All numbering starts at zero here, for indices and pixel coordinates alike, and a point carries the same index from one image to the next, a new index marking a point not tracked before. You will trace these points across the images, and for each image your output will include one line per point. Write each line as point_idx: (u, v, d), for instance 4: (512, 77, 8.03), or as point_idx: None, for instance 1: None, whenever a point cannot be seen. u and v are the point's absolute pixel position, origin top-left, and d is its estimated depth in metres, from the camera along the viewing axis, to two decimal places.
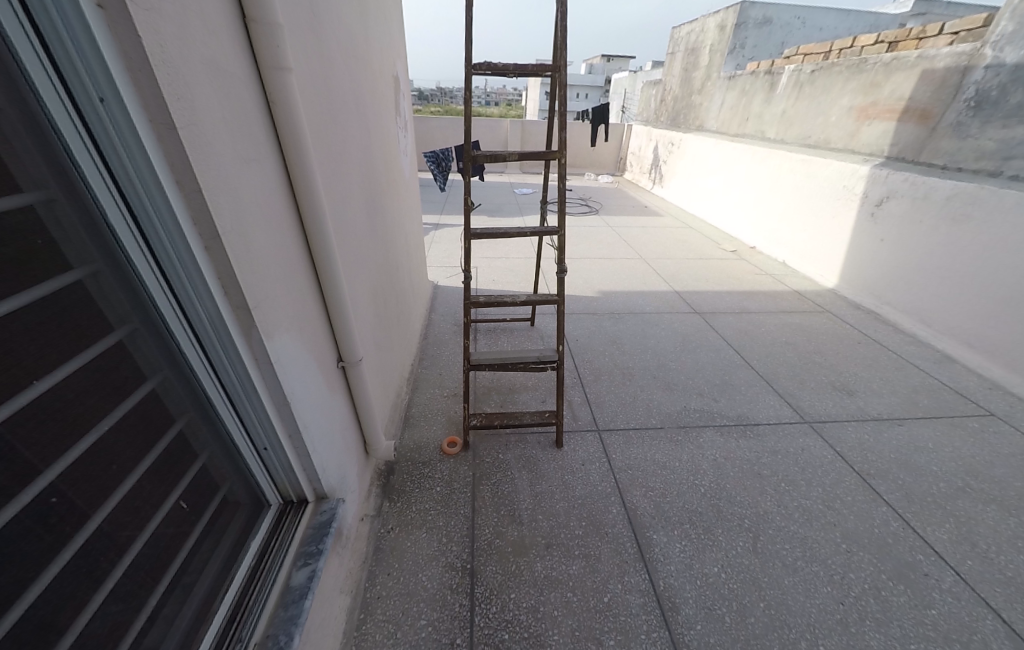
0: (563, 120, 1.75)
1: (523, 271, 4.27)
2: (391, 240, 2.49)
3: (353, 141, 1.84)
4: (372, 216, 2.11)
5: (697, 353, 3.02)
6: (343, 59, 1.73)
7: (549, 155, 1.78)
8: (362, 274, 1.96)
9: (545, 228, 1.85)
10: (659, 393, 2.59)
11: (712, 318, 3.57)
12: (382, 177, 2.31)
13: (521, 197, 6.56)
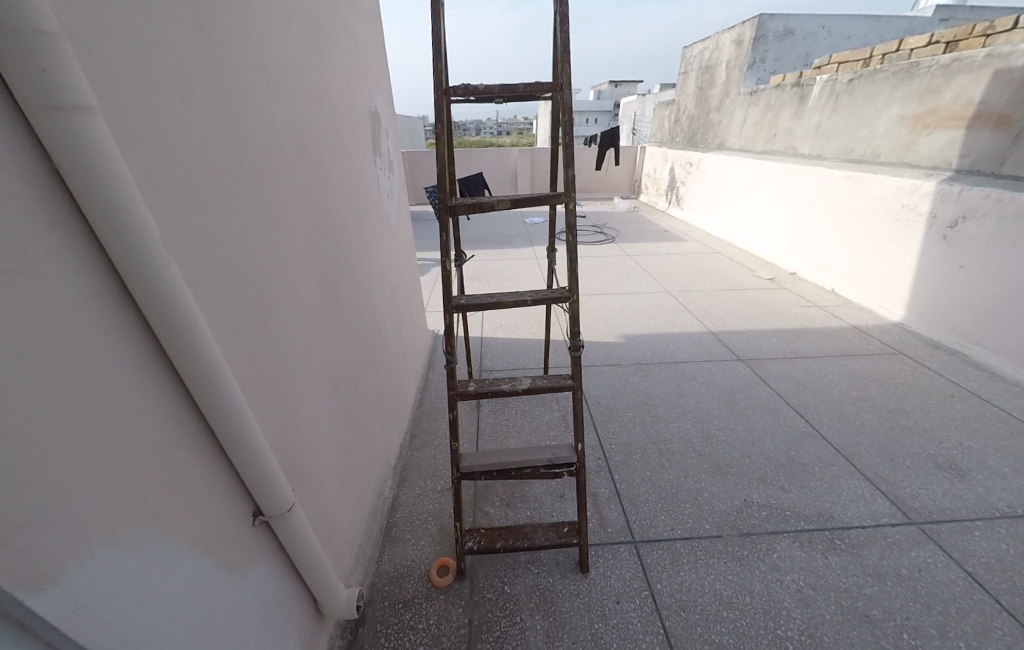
0: (566, 156, 1.27)
1: (534, 312, 3.79)
2: (375, 302, 2.02)
3: (313, 193, 1.41)
4: (346, 280, 1.65)
5: (748, 417, 2.44)
6: (291, 92, 1.31)
7: (550, 201, 1.29)
8: (332, 359, 1.49)
9: (552, 294, 1.35)
10: (709, 480, 2.01)
11: (760, 365, 2.99)
12: (362, 229, 1.87)
13: (531, 226, 6.12)
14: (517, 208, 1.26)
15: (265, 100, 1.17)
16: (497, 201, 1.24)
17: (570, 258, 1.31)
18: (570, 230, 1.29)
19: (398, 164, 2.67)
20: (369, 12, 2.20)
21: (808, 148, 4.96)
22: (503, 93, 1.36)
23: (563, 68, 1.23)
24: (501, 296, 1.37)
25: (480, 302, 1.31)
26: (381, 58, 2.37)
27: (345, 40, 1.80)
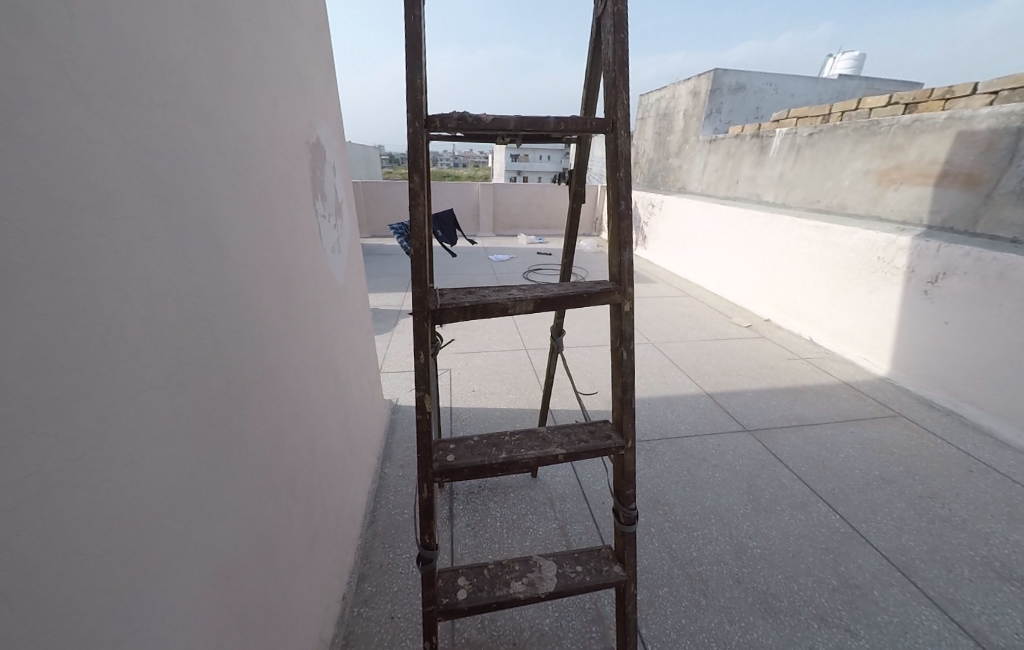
0: (617, 236, 0.86)
1: (512, 372, 3.01)
2: (310, 402, 1.46)
3: (209, 282, 0.88)
4: (263, 395, 1.10)
5: (779, 517, 2.02)
6: (179, 129, 0.80)
7: (593, 301, 0.86)
8: (227, 542, 0.92)
9: (596, 444, 0.87)
10: (761, 627, 1.57)
11: (770, 436, 2.61)
12: (296, 307, 1.33)
13: (496, 265, 5.66)
14: (544, 311, 0.86)
15: (107, 148, 0.65)
16: (515, 302, 0.85)
17: (622, 389, 0.88)
18: (623, 342, 0.88)
19: (349, 204, 2.13)
20: (313, 19, 1.70)
21: (772, 196, 4.94)
22: (521, 128, 0.89)
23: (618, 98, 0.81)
24: (516, 444, 0.88)
25: (482, 463, 0.83)
26: (328, 79, 1.86)
27: (281, 53, 1.30)
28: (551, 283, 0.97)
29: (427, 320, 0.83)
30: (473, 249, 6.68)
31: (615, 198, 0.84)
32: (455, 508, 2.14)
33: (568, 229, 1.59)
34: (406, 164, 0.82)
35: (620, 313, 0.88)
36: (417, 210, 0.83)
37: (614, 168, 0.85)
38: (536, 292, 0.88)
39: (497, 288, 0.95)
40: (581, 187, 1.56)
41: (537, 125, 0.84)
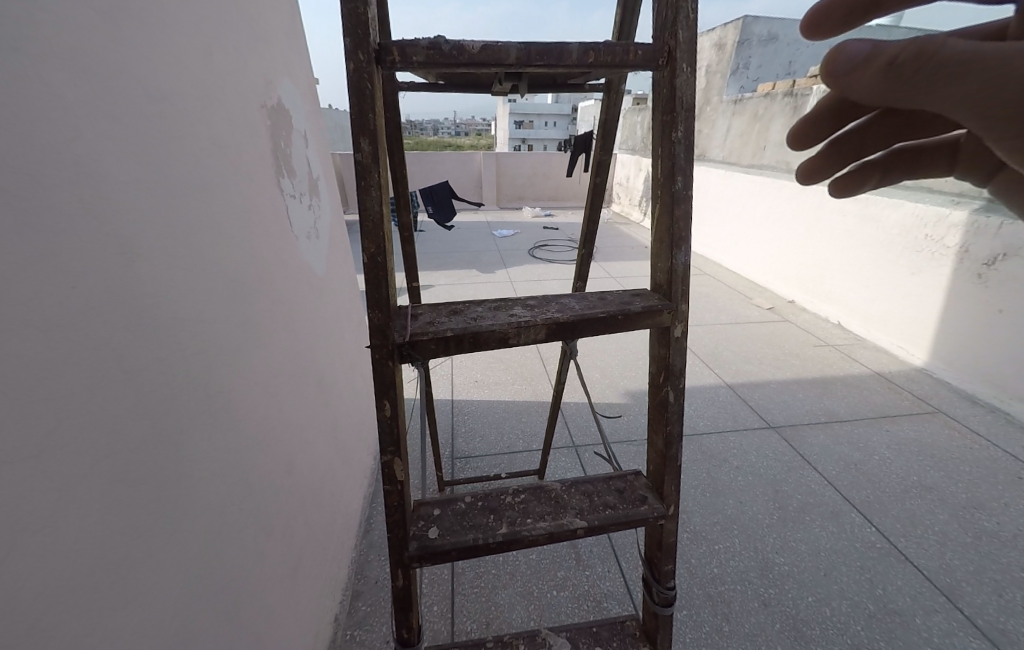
0: (671, 233, 0.72)
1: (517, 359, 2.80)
2: (281, 416, 1.29)
3: (98, 303, 0.70)
4: (206, 421, 0.95)
5: (809, 530, 1.85)
6: (28, 108, 0.61)
7: (632, 330, 0.69)
8: (162, 607, 0.78)
9: (628, 516, 0.73)
10: None
11: (796, 434, 2.42)
12: (249, 310, 1.16)
13: (502, 240, 5.36)
14: (560, 339, 0.69)
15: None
16: (524, 330, 0.67)
17: (664, 443, 0.74)
18: (670, 379, 0.73)
19: (329, 183, 1.92)
20: None
21: (803, 165, 4.53)
22: (521, 61, 0.66)
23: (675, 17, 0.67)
24: (521, 513, 0.75)
25: (472, 541, 0.69)
26: (289, 35, 1.60)
27: (207, 3, 1.07)
28: (568, 295, 0.80)
29: (388, 358, 0.64)
30: (479, 223, 6.38)
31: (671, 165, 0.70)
32: None
33: (588, 207, 1.33)
34: (350, 128, 0.60)
35: (667, 342, 0.72)
36: (367, 197, 0.62)
37: (669, 124, 0.71)
38: (544, 315, 0.69)
39: (492, 302, 0.77)
40: (605, 154, 1.31)
41: (566, 56, 0.66)
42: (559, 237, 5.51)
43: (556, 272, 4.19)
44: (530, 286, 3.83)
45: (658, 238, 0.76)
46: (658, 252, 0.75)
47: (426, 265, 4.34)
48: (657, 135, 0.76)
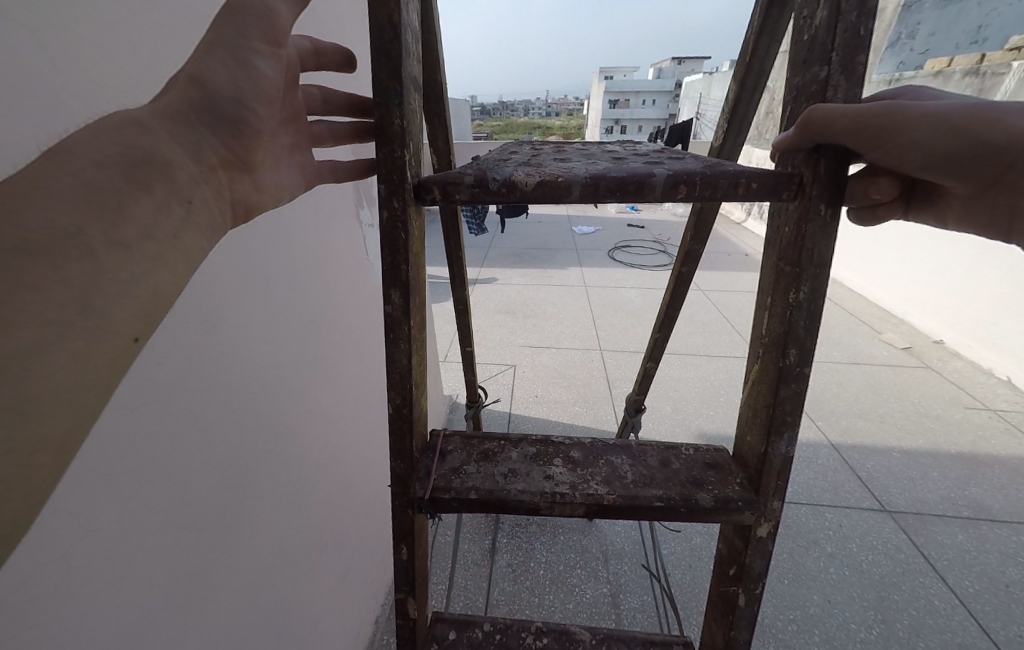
0: (767, 418, 0.60)
1: (581, 376, 2.52)
2: (341, 447, 1.31)
3: (182, 369, 0.70)
4: (275, 463, 0.96)
5: None
6: None
7: (693, 522, 0.58)
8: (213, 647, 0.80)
9: None
10: None
11: (917, 524, 1.94)
12: (322, 345, 1.17)
13: (580, 237, 5.05)
14: (602, 519, 0.60)
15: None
16: (557, 507, 0.60)
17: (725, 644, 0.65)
18: (742, 580, 0.62)
19: None
20: None
21: None
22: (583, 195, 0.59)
23: (821, 166, 0.54)
24: None
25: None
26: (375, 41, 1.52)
27: None
28: (620, 443, 0.70)
29: (409, 508, 0.63)
30: (559, 215, 6.10)
31: (784, 337, 0.57)
32: (499, 540, 1.93)
33: (667, 299, 1.02)
34: (381, 278, 0.60)
35: (746, 541, 0.61)
36: (395, 348, 0.61)
37: (791, 277, 0.57)
38: (585, 489, 0.61)
39: (531, 440, 0.72)
40: (700, 244, 0.95)
41: (643, 191, 0.57)
42: (642, 237, 5.04)
43: (635, 279, 3.84)
44: (606, 293, 3.53)
45: (751, 408, 0.63)
46: (751, 424, 0.63)
47: (498, 261, 4.22)
48: (769, 279, 0.62)
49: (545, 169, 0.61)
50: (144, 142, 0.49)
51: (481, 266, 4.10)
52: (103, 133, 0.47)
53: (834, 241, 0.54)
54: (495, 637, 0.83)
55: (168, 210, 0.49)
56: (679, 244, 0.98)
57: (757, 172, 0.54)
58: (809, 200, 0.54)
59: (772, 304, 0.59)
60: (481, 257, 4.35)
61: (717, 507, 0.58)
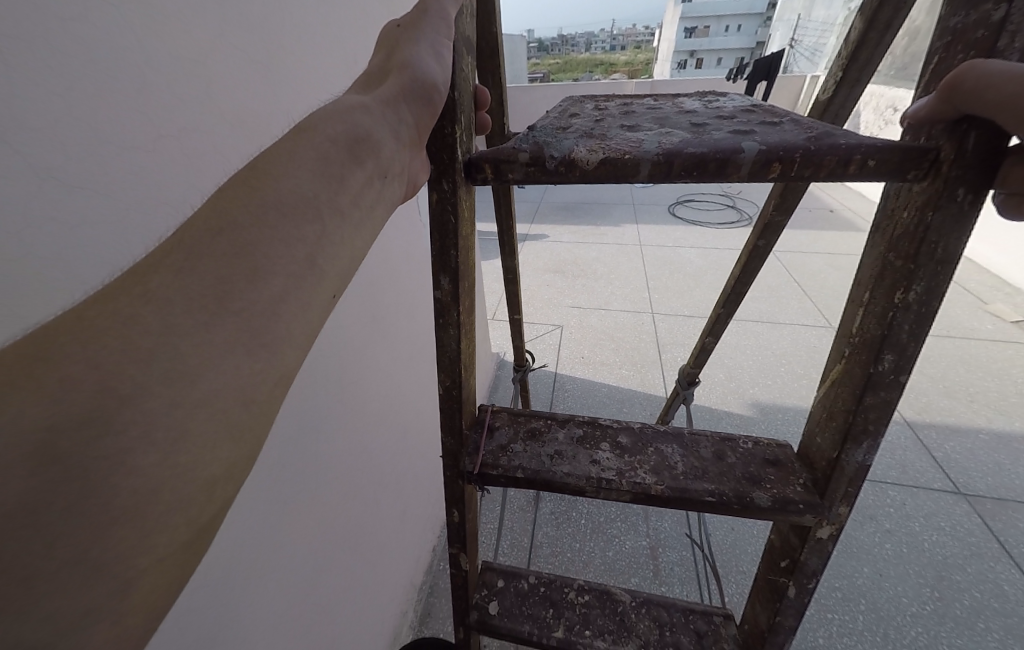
0: (843, 423, 0.53)
1: (630, 338, 2.51)
2: (398, 399, 1.46)
3: None
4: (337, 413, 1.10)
5: (978, 640, 1.45)
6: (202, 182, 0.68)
7: (745, 516, 0.62)
8: (294, 561, 0.99)
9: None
10: None
11: (991, 510, 1.82)
12: (378, 310, 1.28)
13: (639, 190, 4.79)
14: (648, 505, 0.66)
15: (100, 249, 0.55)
16: (603, 491, 0.66)
17: (769, 625, 0.72)
18: (795, 575, 0.67)
19: None
20: None
21: None
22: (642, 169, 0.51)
23: (972, 138, 0.41)
24: (581, 617, 0.91)
25: (527, 629, 0.88)
26: None
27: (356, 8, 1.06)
28: (672, 433, 0.74)
29: (458, 479, 0.73)
30: None
31: (879, 341, 0.48)
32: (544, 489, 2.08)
33: (738, 273, 0.93)
34: (431, 265, 0.64)
35: (804, 539, 0.63)
36: (445, 333, 0.67)
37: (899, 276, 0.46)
38: (632, 477, 0.66)
39: (577, 421, 0.77)
40: (785, 216, 0.80)
41: (728, 169, 0.49)
42: (708, 189, 4.68)
43: (697, 236, 3.63)
44: (662, 252, 3.38)
45: (826, 410, 0.55)
46: (822, 426, 0.56)
47: (550, 216, 4.14)
48: (866, 272, 0.51)
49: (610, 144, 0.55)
50: (366, 121, 0.57)
51: (532, 221, 4.04)
52: (334, 114, 0.56)
53: (967, 237, 0.42)
54: (539, 589, 0.95)
55: (370, 183, 0.56)
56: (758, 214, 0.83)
57: (879, 145, 0.44)
58: (945, 183, 0.43)
59: (867, 300, 0.50)
60: (535, 211, 4.28)
61: (774, 507, 0.61)
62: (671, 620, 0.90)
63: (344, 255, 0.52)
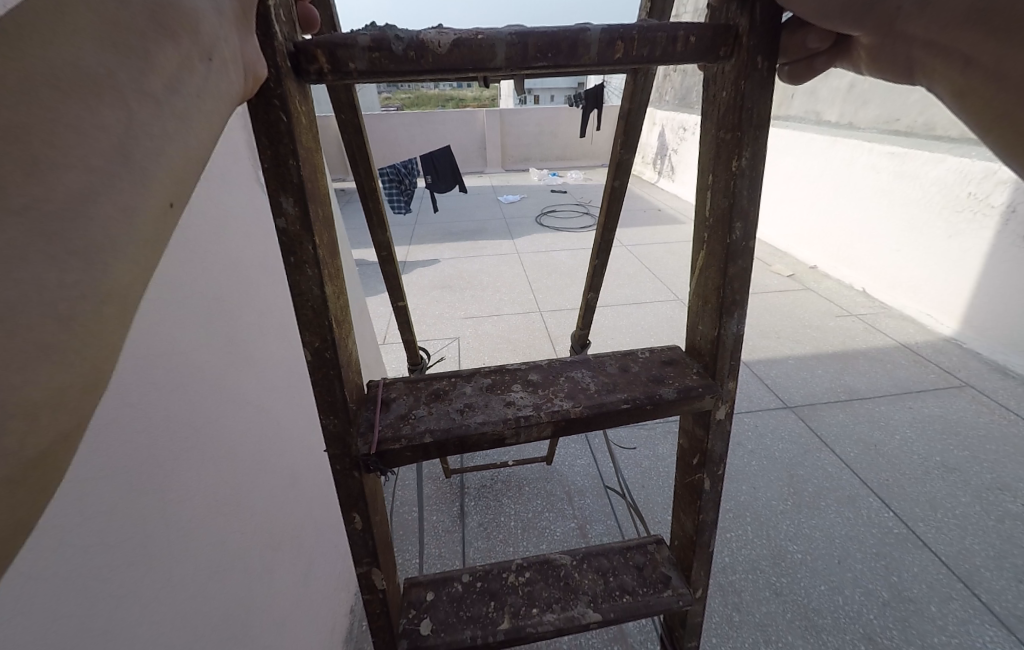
0: (718, 301, 0.61)
1: (524, 339, 2.65)
2: (285, 434, 1.34)
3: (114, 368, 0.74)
4: (198, 459, 0.96)
5: (825, 517, 1.86)
6: None
7: (658, 413, 0.66)
8: (181, 636, 0.83)
9: (655, 604, 0.88)
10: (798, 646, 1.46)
11: (815, 417, 2.34)
12: (241, 334, 1.18)
13: (508, 208, 5.13)
14: (570, 431, 0.66)
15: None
16: (513, 435, 0.65)
17: (696, 529, 0.83)
18: (705, 469, 0.77)
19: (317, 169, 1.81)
20: None
21: (836, 115, 3.91)
22: (503, 42, 0.49)
23: (758, 11, 0.46)
24: (529, 597, 0.92)
25: (470, 632, 0.85)
26: None
27: None
28: (578, 360, 0.75)
29: (353, 471, 0.65)
30: (483, 189, 6.13)
31: (728, 212, 0.55)
32: (468, 503, 2.05)
33: (602, 220, 1.00)
34: (267, 184, 0.50)
35: (708, 427, 0.72)
36: (301, 276, 0.55)
37: (732, 143, 0.53)
38: (551, 408, 0.65)
39: (483, 374, 0.74)
40: (630, 153, 0.92)
41: (576, 49, 0.48)
42: (566, 202, 5.25)
43: (563, 242, 4.00)
44: (538, 259, 3.67)
45: (701, 297, 0.65)
46: (703, 311, 0.66)
47: (427, 239, 4.19)
48: (707, 156, 0.58)
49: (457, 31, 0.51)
50: None
51: (411, 245, 4.04)
52: None
53: (770, 98, 0.49)
54: (475, 586, 0.94)
55: (192, 69, 0.42)
56: (610, 157, 0.94)
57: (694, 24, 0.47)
58: (747, 52, 0.48)
59: (715, 178, 0.56)
60: (411, 236, 4.30)
61: (679, 397, 0.66)
62: (612, 565, 0.96)
63: (174, 156, 0.40)
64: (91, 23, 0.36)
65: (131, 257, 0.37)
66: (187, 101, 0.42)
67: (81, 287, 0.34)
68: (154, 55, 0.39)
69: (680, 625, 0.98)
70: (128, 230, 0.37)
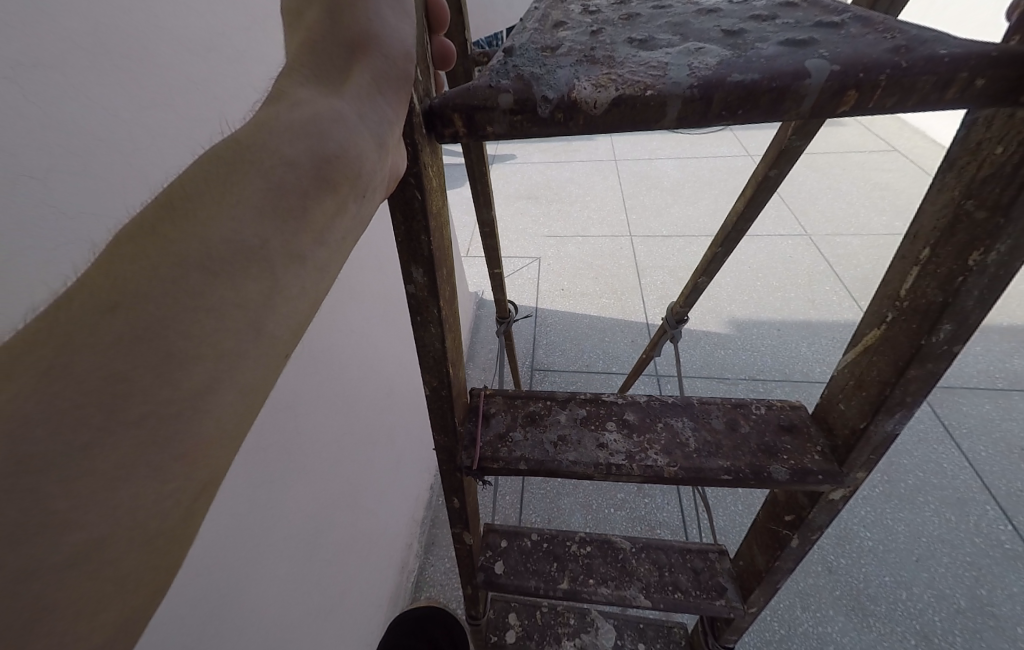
0: (876, 395, 0.46)
1: (608, 264, 2.46)
2: (381, 357, 1.43)
3: None
4: (315, 382, 1.07)
5: (918, 513, 1.66)
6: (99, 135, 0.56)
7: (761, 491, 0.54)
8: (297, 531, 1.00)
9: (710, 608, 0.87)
10: (836, 623, 1.44)
11: (947, 401, 1.98)
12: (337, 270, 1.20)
13: None
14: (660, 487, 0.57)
15: (20, 278, 0.46)
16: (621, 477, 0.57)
17: (767, 568, 0.75)
18: (796, 533, 0.67)
19: None
20: None
21: None
22: (674, 111, 0.33)
23: None
24: (586, 566, 0.95)
25: (533, 583, 0.91)
26: None
27: None
28: (678, 402, 0.64)
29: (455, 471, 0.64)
30: None
31: (937, 309, 0.40)
32: None
33: (742, 211, 0.78)
34: (398, 254, 0.46)
35: (814, 500, 0.61)
36: (425, 332, 0.52)
37: (977, 232, 0.36)
38: (643, 460, 0.57)
39: (579, 400, 0.66)
40: (804, 140, 0.66)
41: (784, 106, 0.32)
42: None
43: (673, 146, 3.42)
44: (639, 166, 3.21)
45: (852, 378, 0.50)
46: (845, 395, 0.51)
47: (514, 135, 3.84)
48: (930, 219, 0.41)
49: (621, 69, 0.35)
50: (338, 131, 0.40)
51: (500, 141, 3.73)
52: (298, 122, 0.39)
53: None
54: (542, 545, 0.98)
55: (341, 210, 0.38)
56: (773, 138, 0.68)
57: (993, 53, 0.29)
58: None
59: (931, 259, 0.40)
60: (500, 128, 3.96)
61: (792, 479, 0.54)
62: (670, 561, 0.95)
63: (306, 315, 0.35)
64: (256, 191, 0.35)
65: (234, 445, 0.31)
66: (332, 248, 0.37)
67: (166, 491, 0.28)
68: (304, 210, 0.36)
69: (723, 622, 0.99)
70: (232, 416, 0.31)
